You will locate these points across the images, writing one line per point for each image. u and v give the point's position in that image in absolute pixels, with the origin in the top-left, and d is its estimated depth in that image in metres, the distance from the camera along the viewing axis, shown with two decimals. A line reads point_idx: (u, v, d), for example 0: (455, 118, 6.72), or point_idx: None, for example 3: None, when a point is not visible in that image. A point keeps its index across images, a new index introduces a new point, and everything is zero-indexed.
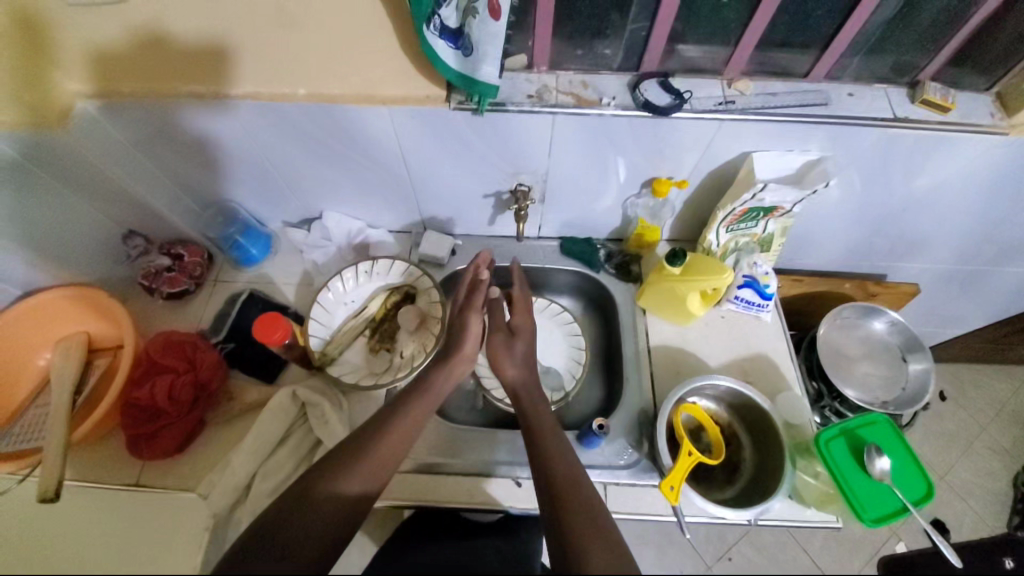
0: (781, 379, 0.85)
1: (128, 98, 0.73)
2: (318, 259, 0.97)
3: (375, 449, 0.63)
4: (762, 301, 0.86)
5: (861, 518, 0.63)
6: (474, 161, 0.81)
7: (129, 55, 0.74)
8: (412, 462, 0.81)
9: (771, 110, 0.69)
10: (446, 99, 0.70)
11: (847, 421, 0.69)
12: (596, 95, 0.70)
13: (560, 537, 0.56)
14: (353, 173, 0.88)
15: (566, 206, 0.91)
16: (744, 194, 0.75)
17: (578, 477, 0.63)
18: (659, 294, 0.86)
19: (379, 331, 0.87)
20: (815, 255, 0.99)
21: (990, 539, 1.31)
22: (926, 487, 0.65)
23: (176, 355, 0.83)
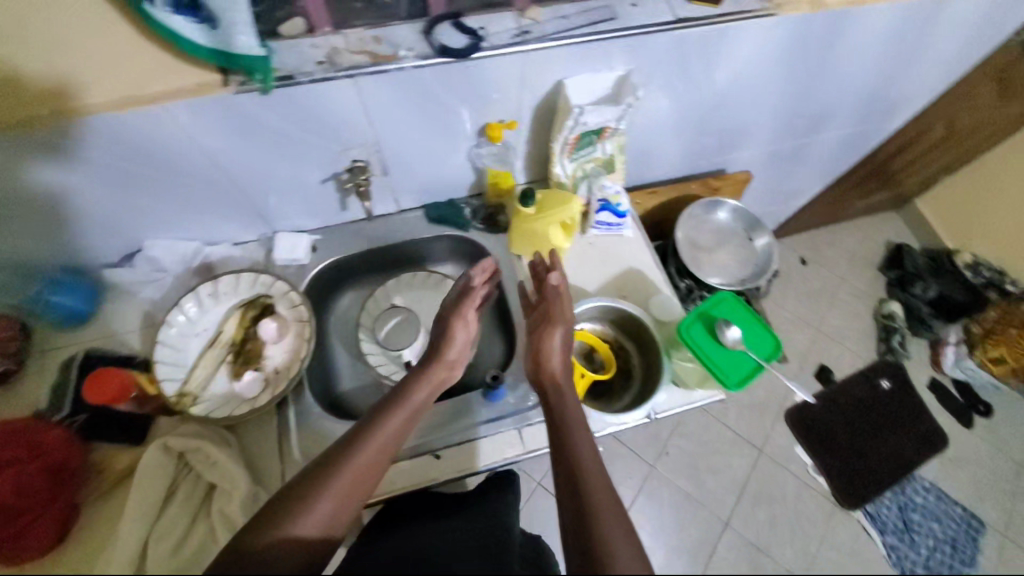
0: (651, 286, 0.92)
1: None
2: (155, 295, 0.86)
3: (357, 456, 0.60)
4: (619, 220, 0.93)
5: (726, 386, 0.71)
6: (295, 148, 0.75)
7: None
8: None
9: (565, 33, 0.70)
10: (224, 83, 0.63)
11: (700, 305, 0.76)
12: (391, 49, 0.66)
13: (578, 525, 0.55)
14: (163, 190, 0.77)
15: (412, 173, 0.88)
16: (567, 122, 0.78)
17: (598, 467, 0.60)
18: (523, 236, 0.88)
19: (244, 352, 0.81)
20: (660, 165, 1.06)
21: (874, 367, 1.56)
22: (773, 343, 0.75)
23: (14, 446, 0.70)
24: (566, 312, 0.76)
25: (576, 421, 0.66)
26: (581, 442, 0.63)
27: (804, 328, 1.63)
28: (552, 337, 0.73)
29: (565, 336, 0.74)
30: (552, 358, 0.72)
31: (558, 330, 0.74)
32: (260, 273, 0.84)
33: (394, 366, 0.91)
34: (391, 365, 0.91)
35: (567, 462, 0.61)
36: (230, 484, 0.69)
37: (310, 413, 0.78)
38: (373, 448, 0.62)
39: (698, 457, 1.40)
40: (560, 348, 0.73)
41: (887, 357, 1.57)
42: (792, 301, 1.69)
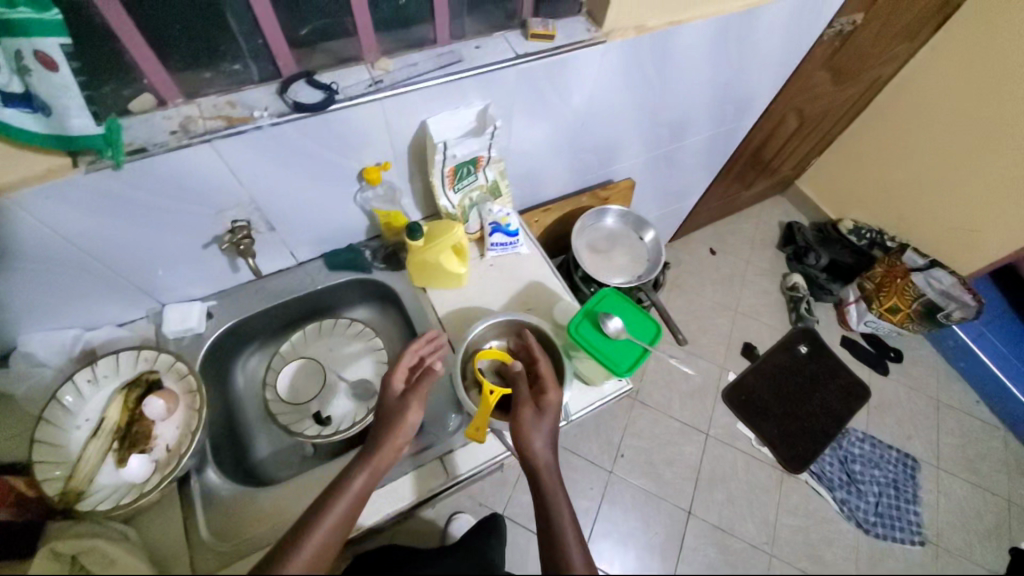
0: (553, 295, 0.97)
1: None
2: (32, 393, 0.80)
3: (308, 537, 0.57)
4: (512, 239, 0.98)
5: (617, 374, 0.78)
6: (166, 217, 0.74)
7: None
8: (215, 557, 0.70)
9: (416, 78, 0.75)
10: (75, 165, 0.62)
11: (585, 304, 0.84)
12: (246, 111, 0.69)
13: None
14: (19, 284, 0.72)
15: (302, 225, 0.89)
16: (436, 156, 0.83)
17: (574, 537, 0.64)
18: (419, 269, 0.91)
19: (129, 437, 0.75)
20: (548, 184, 1.15)
21: (792, 336, 1.70)
22: (654, 328, 0.83)
23: None
24: (547, 393, 0.76)
25: (555, 494, 0.68)
26: (560, 512, 0.66)
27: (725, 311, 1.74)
28: (529, 420, 0.72)
29: (551, 420, 0.74)
30: (530, 438, 0.71)
31: (536, 411, 0.74)
32: (143, 348, 0.81)
33: (304, 421, 0.87)
34: (302, 421, 0.87)
35: (550, 545, 0.63)
36: None
37: (214, 490, 0.77)
38: (336, 521, 0.59)
39: (652, 452, 1.44)
40: (541, 431, 0.72)
41: (800, 324, 1.71)
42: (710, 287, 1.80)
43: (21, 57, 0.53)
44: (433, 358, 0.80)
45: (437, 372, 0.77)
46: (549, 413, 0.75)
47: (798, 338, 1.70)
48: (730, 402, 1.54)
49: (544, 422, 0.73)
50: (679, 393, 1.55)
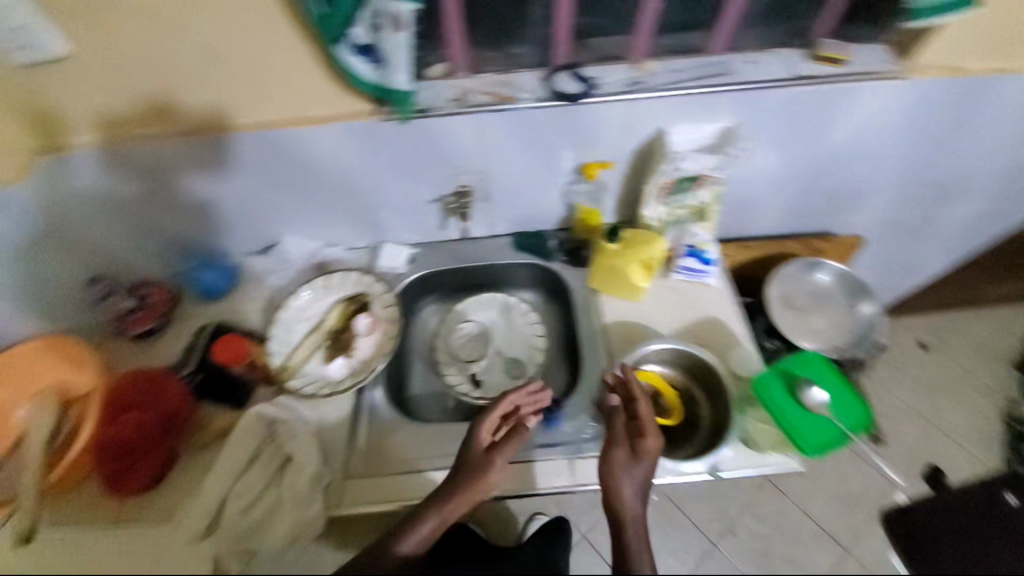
0: (734, 339, 0.88)
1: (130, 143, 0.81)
2: (277, 282, 1.00)
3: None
4: (704, 266, 0.93)
5: (801, 448, 0.72)
6: (414, 168, 0.86)
7: (70, 119, 0.80)
8: (361, 459, 0.81)
9: (676, 85, 0.77)
10: (376, 111, 0.76)
11: (784, 361, 0.78)
12: (514, 91, 0.76)
13: None
14: (304, 194, 0.92)
15: (510, 201, 0.95)
16: (664, 166, 0.82)
17: None
18: (605, 271, 0.90)
19: (338, 339, 0.90)
20: (759, 220, 1.06)
21: (1003, 476, 1.24)
22: (858, 416, 0.75)
23: (145, 391, 0.84)
24: (647, 440, 0.71)
25: (640, 548, 0.66)
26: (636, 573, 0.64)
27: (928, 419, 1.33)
28: (619, 467, 0.69)
29: (645, 470, 0.69)
30: (620, 487, 0.68)
31: (629, 460, 0.70)
32: (364, 273, 0.94)
33: (460, 378, 0.92)
34: (457, 377, 0.92)
35: None
36: (302, 458, 0.77)
37: (379, 409, 0.86)
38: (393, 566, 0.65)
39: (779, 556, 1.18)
40: (633, 480, 0.69)
41: None
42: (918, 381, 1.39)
43: (378, 17, 0.61)
44: (525, 408, 0.77)
45: (524, 435, 0.73)
46: (647, 464, 0.70)
47: (1008, 482, 1.23)
48: (887, 525, 1.20)
49: (637, 471, 0.69)
50: (842, 504, 1.21)
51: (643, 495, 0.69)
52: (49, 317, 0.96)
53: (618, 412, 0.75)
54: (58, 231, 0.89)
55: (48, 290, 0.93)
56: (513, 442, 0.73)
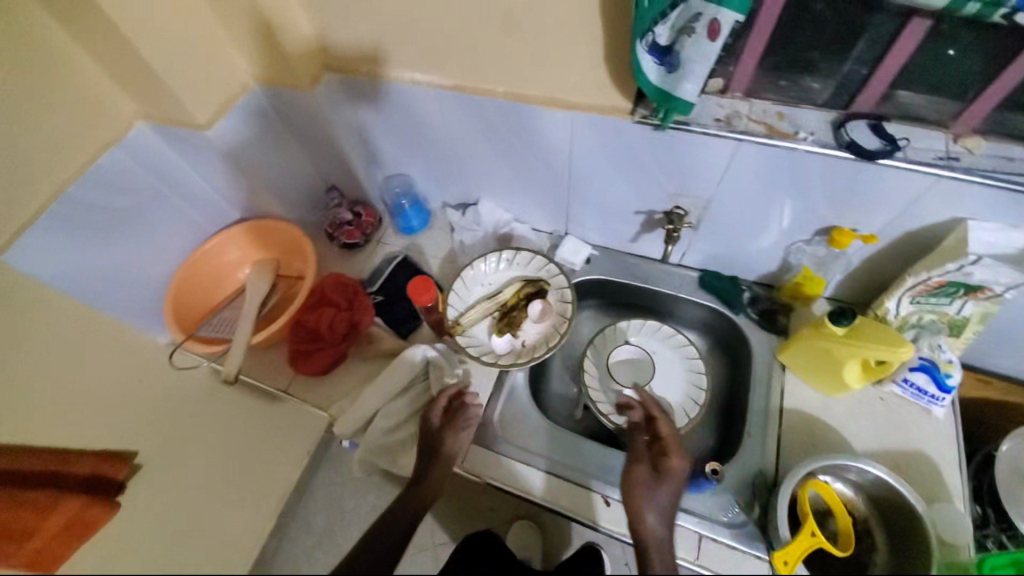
0: (942, 489, 0.74)
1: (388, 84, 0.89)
2: (465, 239, 1.09)
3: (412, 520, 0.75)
4: (939, 392, 0.75)
5: None
6: (638, 176, 0.83)
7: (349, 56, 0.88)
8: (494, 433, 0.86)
9: (1005, 175, 0.62)
10: (631, 112, 0.74)
11: (1022, 553, 0.62)
12: (792, 128, 0.69)
13: None
14: (522, 169, 0.95)
15: (720, 237, 0.88)
16: (948, 264, 0.67)
17: None
18: (811, 352, 0.79)
19: (508, 316, 0.93)
20: (1016, 357, 0.85)
21: None
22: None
23: (341, 293, 1.00)
24: (663, 469, 0.70)
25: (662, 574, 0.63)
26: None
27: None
28: (646, 490, 0.68)
29: (669, 488, 0.68)
30: (640, 506, 0.67)
31: (647, 472, 0.70)
32: (549, 261, 0.95)
33: (604, 397, 0.90)
34: (600, 393, 0.90)
35: None
36: None
37: (516, 393, 0.91)
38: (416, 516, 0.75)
39: None
40: (654, 502, 0.67)
41: None
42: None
43: (694, 20, 0.57)
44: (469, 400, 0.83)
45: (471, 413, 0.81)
46: (665, 489, 0.68)
47: None
48: None
49: (659, 490, 0.68)
50: None
51: (668, 516, 0.67)
52: (286, 203, 1.14)
53: (643, 444, 0.75)
54: (305, 131, 1.02)
55: (291, 180, 1.10)
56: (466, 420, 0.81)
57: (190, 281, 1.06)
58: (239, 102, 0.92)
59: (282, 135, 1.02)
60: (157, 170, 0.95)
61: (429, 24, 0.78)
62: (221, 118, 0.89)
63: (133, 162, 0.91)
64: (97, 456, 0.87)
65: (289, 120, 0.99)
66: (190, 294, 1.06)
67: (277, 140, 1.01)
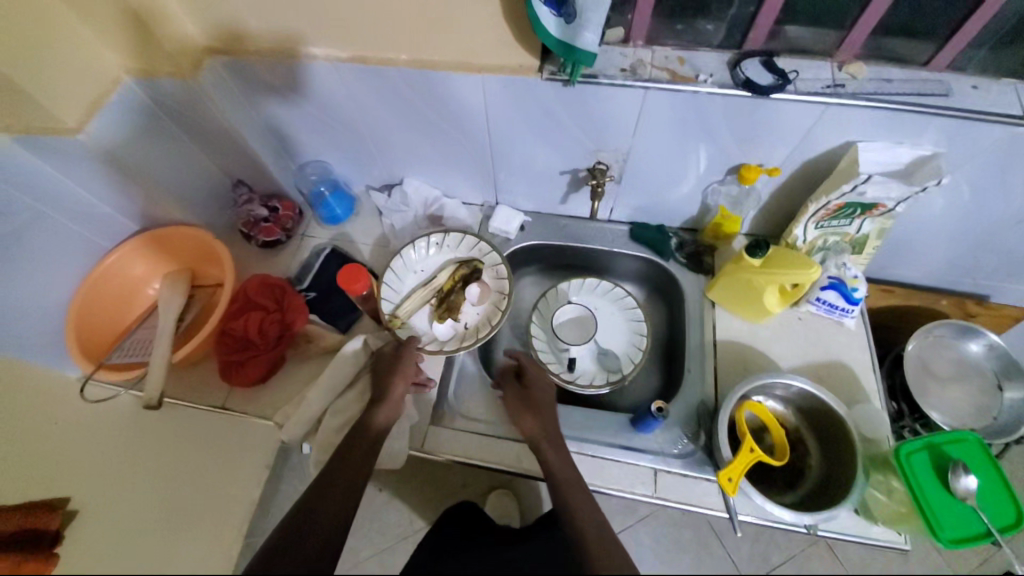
0: (859, 392, 0.82)
1: (282, 62, 0.82)
2: (396, 222, 1.05)
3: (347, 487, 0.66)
4: (848, 305, 0.82)
5: (937, 537, 0.63)
6: (557, 135, 0.83)
7: (236, 34, 0.80)
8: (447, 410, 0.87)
9: (884, 96, 0.67)
10: (539, 70, 0.73)
11: (933, 436, 0.69)
12: (692, 72, 0.70)
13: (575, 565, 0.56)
14: (441, 142, 0.92)
15: (643, 188, 0.90)
16: (844, 185, 0.73)
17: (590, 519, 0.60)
18: (735, 284, 0.84)
19: (445, 302, 0.93)
20: (908, 265, 0.96)
21: None
22: (1009, 511, 0.66)
23: (268, 295, 0.94)
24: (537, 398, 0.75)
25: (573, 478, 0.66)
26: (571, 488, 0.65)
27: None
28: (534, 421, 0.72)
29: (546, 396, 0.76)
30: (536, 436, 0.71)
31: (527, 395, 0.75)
32: (478, 240, 0.95)
33: (555, 358, 0.92)
34: (549, 354, 0.92)
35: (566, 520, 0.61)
36: None
37: (466, 366, 0.94)
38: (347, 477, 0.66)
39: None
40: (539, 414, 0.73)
41: None
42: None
43: None
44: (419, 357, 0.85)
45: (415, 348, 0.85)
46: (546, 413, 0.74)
47: None
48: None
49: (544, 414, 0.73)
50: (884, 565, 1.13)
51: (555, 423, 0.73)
52: (192, 208, 1.04)
53: (511, 382, 0.78)
54: (192, 123, 0.92)
55: (192, 181, 1.01)
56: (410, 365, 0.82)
57: (90, 306, 0.95)
58: (114, 100, 0.81)
59: (171, 131, 0.92)
60: (45, 193, 0.82)
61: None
62: (94, 118, 0.80)
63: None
64: (19, 511, 0.79)
65: (176, 114, 0.89)
66: (93, 320, 0.96)
67: (166, 138, 0.92)
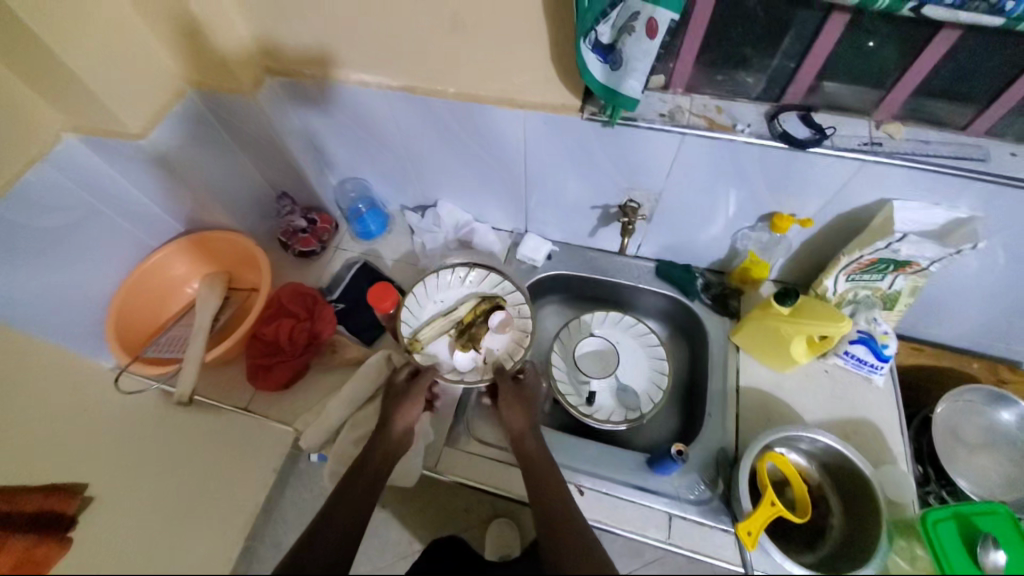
0: (886, 453, 0.80)
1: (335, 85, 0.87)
2: (427, 242, 1.08)
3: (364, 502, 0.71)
4: (877, 362, 0.81)
5: None
6: (592, 171, 0.85)
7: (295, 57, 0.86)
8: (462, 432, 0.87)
9: (922, 157, 0.67)
10: (581, 110, 0.76)
11: (961, 505, 0.66)
12: (730, 121, 0.72)
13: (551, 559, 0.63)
14: (478, 169, 0.95)
15: (672, 228, 0.92)
16: (878, 242, 0.73)
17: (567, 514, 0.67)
18: (761, 331, 0.84)
19: (467, 334, 0.91)
20: (941, 325, 0.93)
21: None
22: None
23: (300, 303, 0.97)
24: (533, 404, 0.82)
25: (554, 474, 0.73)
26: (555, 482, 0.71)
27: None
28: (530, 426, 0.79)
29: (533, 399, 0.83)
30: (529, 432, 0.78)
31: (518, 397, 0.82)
32: (503, 276, 0.95)
33: (574, 389, 0.92)
34: (568, 385, 0.92)
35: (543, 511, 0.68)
36: None
37: None
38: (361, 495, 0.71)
39: None
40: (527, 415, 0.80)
41: None
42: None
43: (633, 19, 0.61)
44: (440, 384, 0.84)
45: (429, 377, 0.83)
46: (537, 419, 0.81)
47: None
48: None
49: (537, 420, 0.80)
50: None
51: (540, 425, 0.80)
52: (236, 214, 1.09)
53: (509, 383, 0.84)
54: (246, 136, 0.97)
55: (239, 190, 1.06)
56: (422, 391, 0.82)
57: (134, 300, 1.00)
58: (175, 109, 0.88)
59: (227, 143, 0.98)
60: (93, 187, 0.88)
61: (375, 25, 0.77)
62: (158, 125, 0.86)
63: (66, 177, 0.84)
64: (43, 491, 0.78)
65: (233, 127, 0.95)
66: (136, 314, 1.01)
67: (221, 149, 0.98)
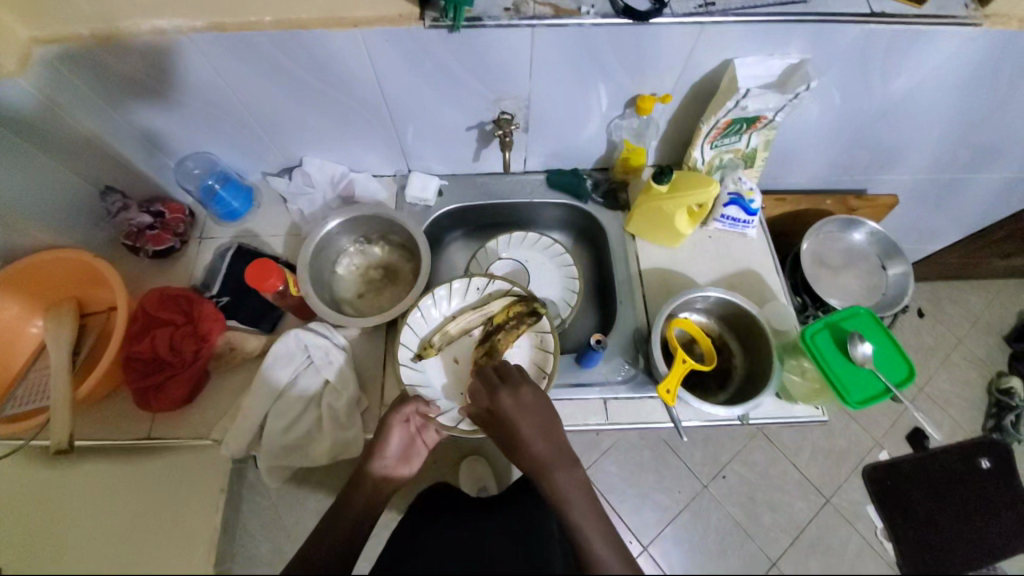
0: (767, 291, 0.91)
1: (120, 41, 0.71)
2: (303, 207, 0.98)
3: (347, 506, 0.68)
4: (747, 217, 0.90)
5: (844, 400, 0.72)
6: (455, 88, 0.80)
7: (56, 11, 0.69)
8: None
9: (749, 10, 0.71)
10: (420, 18, 0.69)
11: (831, 316, 0.77)
12: (575, 4, 0.70)
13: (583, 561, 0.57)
14: (337, 115, 0.86)
15: (551, 134, 0.91)
16: (728, 102, 0.77)
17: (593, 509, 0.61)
18: (647, 213, 0.88)
19: (488, 342, 0.81)
20: (797, 172, 1.05)
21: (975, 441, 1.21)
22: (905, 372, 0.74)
23: (173, 308, 0.85)
24: (513, 408, 0.65)
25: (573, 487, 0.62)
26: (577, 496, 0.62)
27: (916, 358, 1.34)
28: (529, 441, 0.63)
29: (532, 398, 0.66)
30: (534, 452, 0.63)
31: (521, 416, 0.64)
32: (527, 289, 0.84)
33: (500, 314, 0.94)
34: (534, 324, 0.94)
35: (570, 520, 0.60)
36: (341, 384, 0.84)
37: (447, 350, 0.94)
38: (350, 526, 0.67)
39: (758, 492, 1.03)
40: (529, 424, 0.64)
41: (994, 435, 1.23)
42: (917, 332, 1.38)
43: None
44: (429, 413, 0.75)
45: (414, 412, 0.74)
46: (535, 419, 0.65)
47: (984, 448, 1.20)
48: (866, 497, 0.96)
49: (535, 424, 0.64)
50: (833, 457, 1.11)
51: (545, 426, 0.65)
52: (57, 228, 0.90)
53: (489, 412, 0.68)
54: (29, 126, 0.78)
55: (47, 197, 0.86)
56: (417, 406, 0.74)
57: None
58: None
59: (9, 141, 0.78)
60: None
61: None
62: None
63: None
64: None
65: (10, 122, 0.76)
66: None
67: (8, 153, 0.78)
